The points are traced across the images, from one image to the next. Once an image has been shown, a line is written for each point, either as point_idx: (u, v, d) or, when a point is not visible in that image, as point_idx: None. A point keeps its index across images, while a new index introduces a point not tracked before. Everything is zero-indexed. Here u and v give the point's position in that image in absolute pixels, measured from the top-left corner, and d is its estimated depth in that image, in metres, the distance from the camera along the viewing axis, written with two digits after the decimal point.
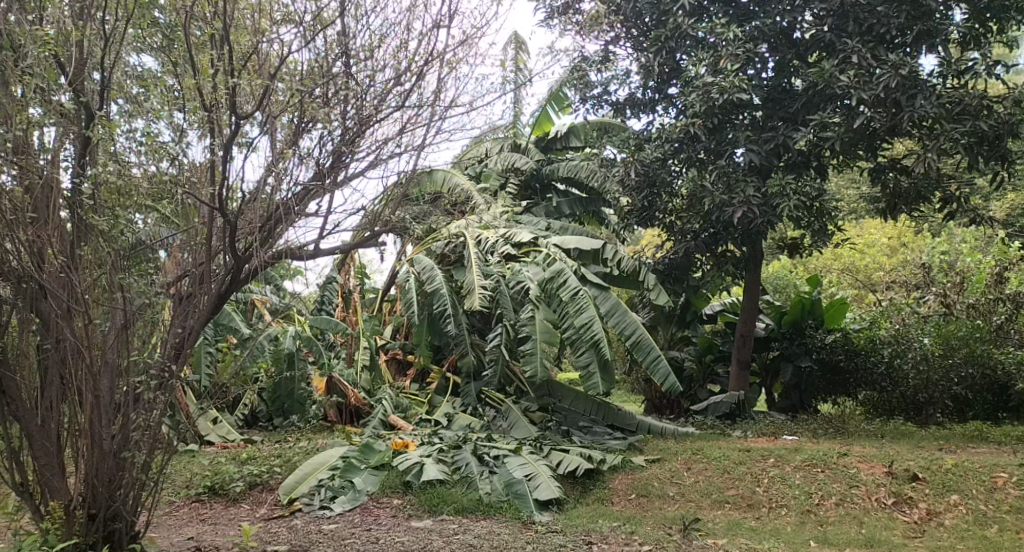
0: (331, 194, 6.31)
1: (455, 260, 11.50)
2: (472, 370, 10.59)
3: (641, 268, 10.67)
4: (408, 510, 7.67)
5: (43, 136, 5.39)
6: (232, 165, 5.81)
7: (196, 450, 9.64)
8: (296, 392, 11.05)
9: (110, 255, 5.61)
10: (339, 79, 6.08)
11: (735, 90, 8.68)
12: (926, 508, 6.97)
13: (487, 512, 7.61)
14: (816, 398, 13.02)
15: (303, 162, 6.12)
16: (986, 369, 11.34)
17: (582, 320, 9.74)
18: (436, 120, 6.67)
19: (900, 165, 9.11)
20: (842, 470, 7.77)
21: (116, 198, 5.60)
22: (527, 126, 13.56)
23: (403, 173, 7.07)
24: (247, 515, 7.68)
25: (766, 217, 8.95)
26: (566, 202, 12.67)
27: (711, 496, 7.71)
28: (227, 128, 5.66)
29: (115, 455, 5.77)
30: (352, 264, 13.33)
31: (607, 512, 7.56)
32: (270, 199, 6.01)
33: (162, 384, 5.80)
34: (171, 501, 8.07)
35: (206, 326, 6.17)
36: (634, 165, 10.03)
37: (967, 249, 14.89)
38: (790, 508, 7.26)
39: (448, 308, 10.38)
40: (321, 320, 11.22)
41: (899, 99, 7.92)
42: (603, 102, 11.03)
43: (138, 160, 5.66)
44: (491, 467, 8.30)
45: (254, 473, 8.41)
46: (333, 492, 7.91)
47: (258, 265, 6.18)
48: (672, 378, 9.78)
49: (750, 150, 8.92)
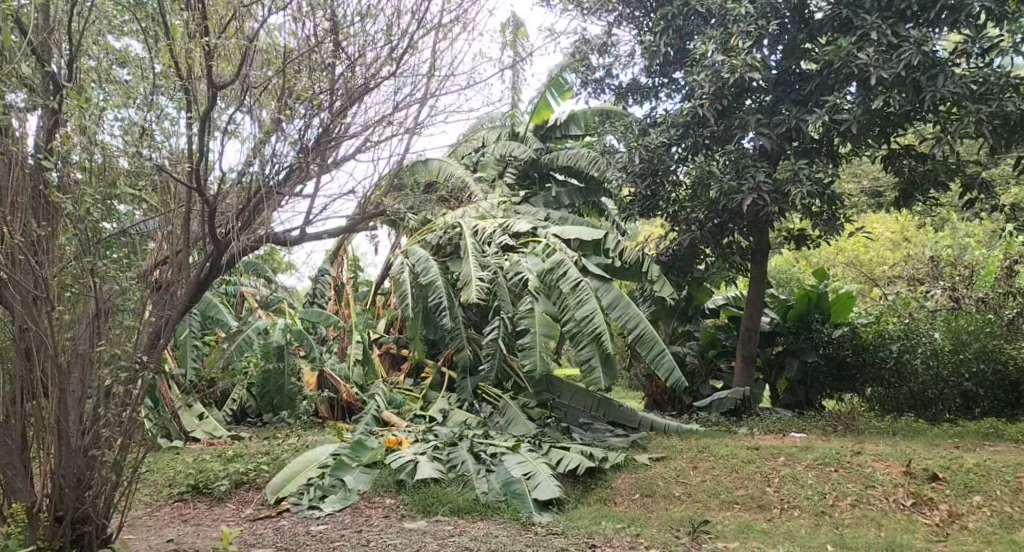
0: (320, 177, 5.94)
1: (451, 251, 11.11)
2: (469, 365, 10.21)
3: (644, 259, 10.34)
4: (401, 511, 7.30)
5: (22, 125, 5.13)
6: (212, 149, 5.46)
7: (180, 447, 9.23)
8: (286, 387, 10.52)
9: (81, 237, 5.23)
10: (326, 45, 5.67)
11: (747, 69, 8.32)
12: (947, 510, 6.62)
13: (484, 513, 7.24)
14: (822, 393, 12.59)
15: (289, 143, 5.75)
16: (998, 365, 10.91)
17: (582, 313, 9.35)
18: (431, 96, 6.30)
19: (915, 151, 8.76)
20: (856, 470, 7.43)
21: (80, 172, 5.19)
22: (526, 114, 13.16)
23: (397, 156, 6.69)
24: (231, 516, 7.29)
25: (776, 204, 8.58)
26: (566, 191, 12.17)
27: (720, 496, 7.34)
28: (204, 105, 5.29)
29: (85, 452, 5.37)
30: (344, 256, 13.00)
31: (610, 513, 7.18)
32: (251, 179, 5.65)
33: (134, 376, 5.41)
34: (152, 500, 7.66)
35: (184, 315, 5.75)
36: (638, 149, 9.69)
37: (975, 242, 14.57)
38: (804, 509, 6.90)
39: (443, 301, 10.03)
40: (313, 312, 10.81)
41: (920, 79, 7.54)
42: (605, 87, 10.64)
43: (109, 134, 5.26)
44: (488, 465, 7.92)
45: (240, 472, 8.01)
46: (323, 492, 7.53)
47: (241, 249, 5.77)
48: (676, 372, 9.40)
49: (761, 134, 8.59)
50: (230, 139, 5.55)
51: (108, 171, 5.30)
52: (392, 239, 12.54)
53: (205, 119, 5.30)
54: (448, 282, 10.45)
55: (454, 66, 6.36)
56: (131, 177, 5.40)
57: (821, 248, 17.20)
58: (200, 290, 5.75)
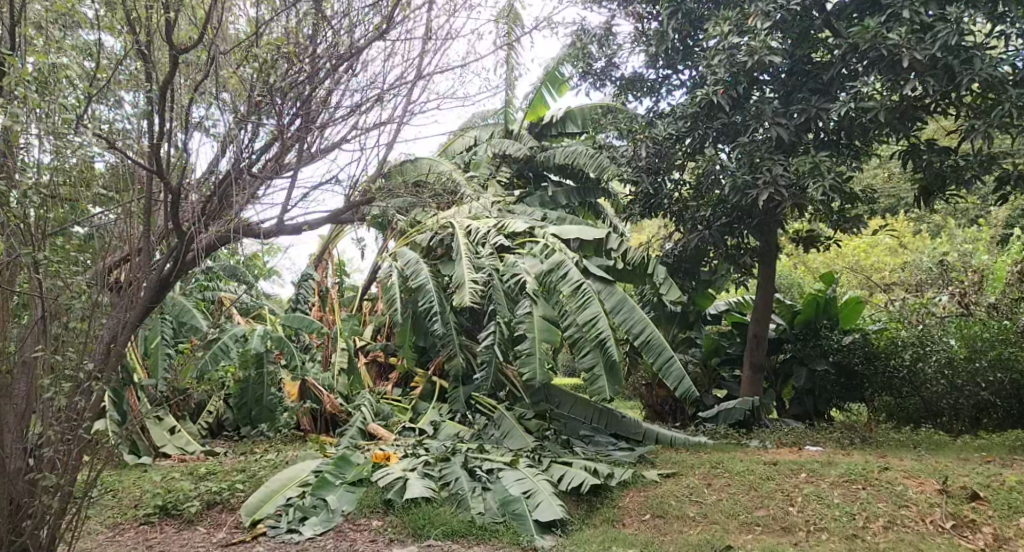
0: (303, 166, 5.31)
1: (443, 254, 10.46)
2: (461, 374, 9.46)
3: (649, 261, 9.74)
4: (389, 534, 6.63)
5: None
6: (173, 140, 4.84)
7: (148, 464, 8.45)
8: (264, 398, 9.72)
9: (21, 231, 4.51)
10: (306, 15, 5.00)
11: (765, 51, 7.82)
12: (992, 533, 6.04)
13: (480, 537, 6.58)
14: (831, 404, 12.03)
15: (266, 129, 5.10)
16: (1015, 374, 10.20)
17: (585, 317, 8.75)
18: (427, 72, 5.74)
19: (939, 145, 8.19)
20: (886, 487, 6.86)
21: (34, 160, 4.49)
22: (519, 111, 12.50)
23: (388, 142, 6.06)
24: (200, 541, 6.58)
25: (794, 200, 7.97)
26: (562, 191, 11.53)
27: (739, 517, 6.72)
28: (161, 84, 4.58)
29: (26, 475, 4.68)
30: (329, 261, 12.38)
31: (620, 536, 6.55)
32: (228, 166, 5.01)
33: (80, 388, 4.68)
34: (114, 521, 6.92)
35: (142, 319, 5.03)
36: (645, 142, 9.26)
37: (984, 246, 14.06)
38: (832, 532, 6.30)
39: (434, 305, 9.33)
40: (294, 318, 10.02)
41: (953, 63, 7.02)
42: (607, 79, 10.00)
43: (78, 133, 4.50)
44: (484, 483, 7.25)
45: (212, 492, 7.28)
46: (303, 513, 6.83)
47: (210, 243, 5.10)
48: (685, 381, 8.79)
49: (777, 125, 8.02)
50: (202, 133, 4.94)
51: (81, 170, 4.65)
52: (380, 242, 11.95)
53: (164, 103, 4.61)
54: (439, 286, 9.79)
55: (451, 40, 5.82)
56: (100, 171, 4.83)
57: (821, 253, 16.64)
58: (162, 291, 5.02)
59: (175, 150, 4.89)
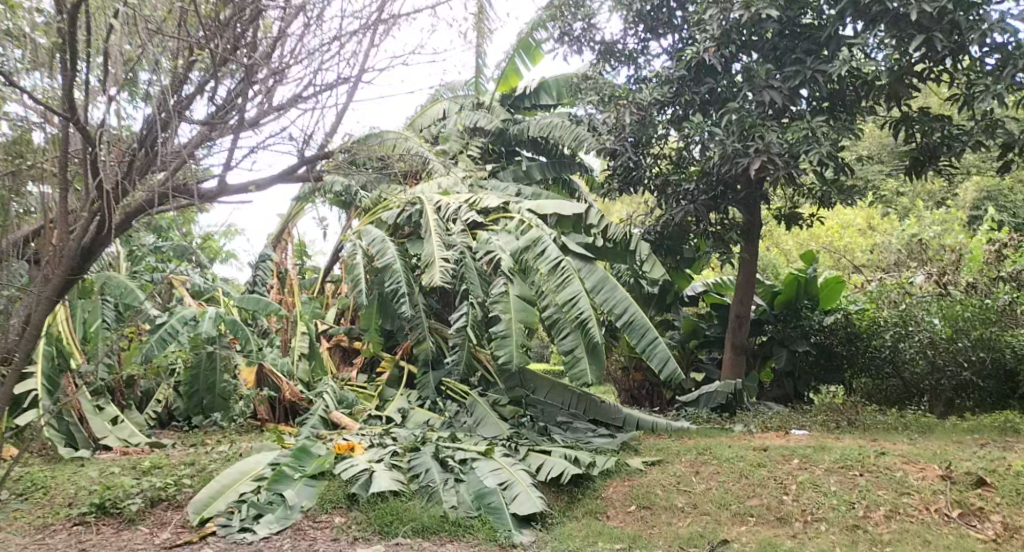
0: (249, 123, 4.72)
1: (410, 232, 9.81)
2: (430, 358, 8.89)
3: (631, 237, 9.22)
4: (353, 532, 6.06)
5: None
6: (96, 106, 4.36)
7: (86, 458, 7.73)
8: (218, 386, 9.04)
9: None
10: None
11: (762, 5, 7.52)
12: (1003, 521, 5.64)
13: (453, 533, 6.03)
14: (811, 386, 11.71)
15: (209, 79, 4.50)
16: (998, 356, 9.67)
17: (566, 296, 8.22)
18: (389, 18, 5.18)
19: (931, 114, 7.90)
20: (885, 474, 6.44)
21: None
22: (490, 81, 11.91)
23: (349, 99, 5.45)
24: (142, 542, 5.94)
25: (788, 169, 7.58)
26: (536, 165, 10.96)
27: (730, 508, 6.25)
28: (70, 11, 3.97)
29: None
30: (289, 241, 11.70)
31: (604, 530, 6.07)
32: (159, 121, 4.37)
33: None
34: (44, 521, 6.22)
35: (62, 293, 4.46)
36: (628, 107, 8.82)
37: (961, 224, 13.91)
38: (831, 523, 5.86)
39: (401, 286, 8.68)
40: (250, 299, 9.30)
41: (959, 18, 6.80)
42: (584, 45, 9.47)
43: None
44: (457, 474, 6.69)
45: (157, 487, 6.62)
46: (257, 510, 6.20)
47: (139, 203, 4.55)
48: (671, 363, 8.27)
49: (770, 89, 7.66)
50: (139, 98, 4.46)
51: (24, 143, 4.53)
52: (343, 221, 11.30)
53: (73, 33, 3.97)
54: (407, 265, 9.18)
55: None
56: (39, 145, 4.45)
57: (796, 233, 16.34)
58: (87, 260, 4.45)
59: (104, 116, 4.40)
